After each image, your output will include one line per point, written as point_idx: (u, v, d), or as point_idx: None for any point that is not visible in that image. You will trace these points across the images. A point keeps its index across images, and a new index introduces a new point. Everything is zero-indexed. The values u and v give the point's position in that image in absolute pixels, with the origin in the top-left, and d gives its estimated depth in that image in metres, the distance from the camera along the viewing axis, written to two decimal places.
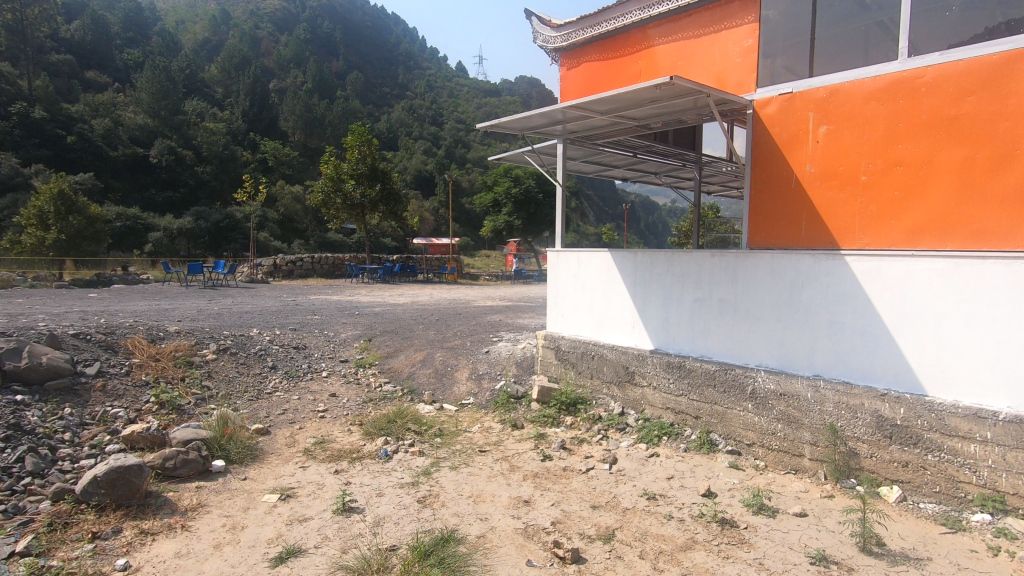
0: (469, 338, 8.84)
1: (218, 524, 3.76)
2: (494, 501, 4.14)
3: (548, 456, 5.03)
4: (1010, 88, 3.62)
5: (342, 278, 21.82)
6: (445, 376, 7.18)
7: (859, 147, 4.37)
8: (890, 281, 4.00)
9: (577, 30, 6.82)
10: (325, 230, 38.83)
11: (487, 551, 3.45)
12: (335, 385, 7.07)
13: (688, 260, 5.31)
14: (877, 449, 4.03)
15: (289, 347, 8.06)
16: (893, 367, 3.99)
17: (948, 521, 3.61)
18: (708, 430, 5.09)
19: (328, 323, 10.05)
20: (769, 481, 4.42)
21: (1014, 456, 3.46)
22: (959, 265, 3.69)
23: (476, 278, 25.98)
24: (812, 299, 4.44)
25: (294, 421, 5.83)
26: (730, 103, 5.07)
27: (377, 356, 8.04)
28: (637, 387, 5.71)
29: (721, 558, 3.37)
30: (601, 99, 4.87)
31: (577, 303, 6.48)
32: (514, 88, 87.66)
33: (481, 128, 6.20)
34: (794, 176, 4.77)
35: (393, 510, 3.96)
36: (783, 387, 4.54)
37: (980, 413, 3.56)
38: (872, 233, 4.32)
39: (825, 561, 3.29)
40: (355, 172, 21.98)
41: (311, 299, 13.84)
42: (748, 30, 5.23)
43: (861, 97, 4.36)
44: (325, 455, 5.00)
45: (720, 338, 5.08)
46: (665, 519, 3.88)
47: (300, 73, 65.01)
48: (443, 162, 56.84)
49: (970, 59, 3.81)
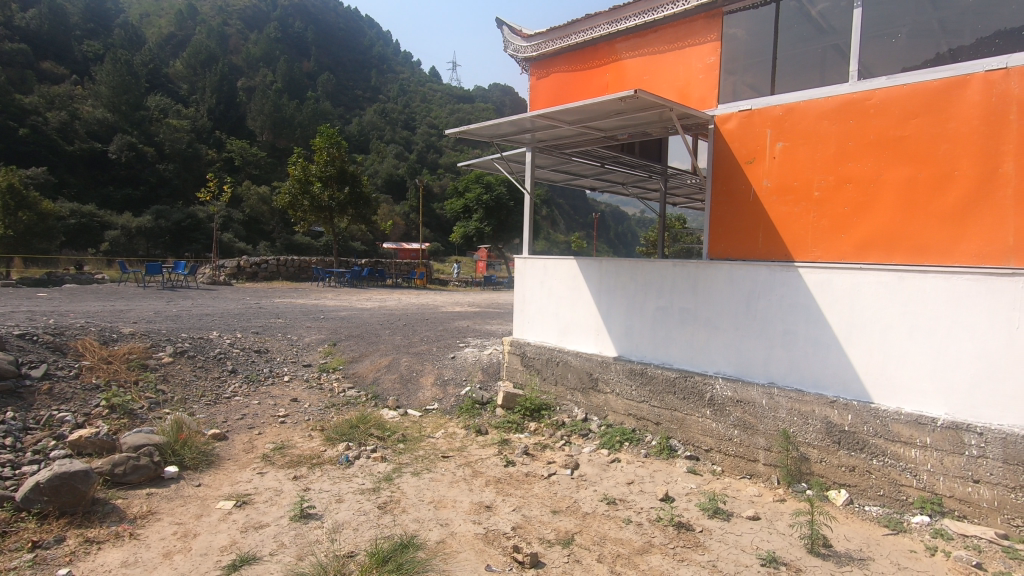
0: (436, 343, 8.81)
1: (168, 532, 3.65)
2: (455, 507, 4.13)
3: (512, 461, 5.05)
4: (951, 113, 3.86)
5: (308, 281, 21.45)
6: (410, 381, 7.14)
7: (813, 164, 4.56)
8: (840, 292, 4.19)
9: (548, 41, 6.89)
10: (292, 232, 38.10)
11: (446, 556, 3.45)
12: (297, 390, 6.95)
13: (651, 269, 5.43)
14: (826, 454, 4.19)
15: (250, 351, 7.89)
16: (841, 376, 4.18)
17: (891, 523, 3.78)
18: (668, 436, 5.20)
19: (291, 327, 9.88)
20: (725, 485, 4.54)
21: (950, 460, 3.65)
22: (903, 278, 3.89)
23: (445, 284, 25.96)
24: (767, 309, 4.60)
25: (253, 427, 5.69)
26: (693, 118, 5.22)
27: (341, 361, 7.98)
28: (600, 393, 5.79)
29: (677, 560, 3.45)
30: (569, 109, 4.96)
31: (543, 310, 6.53)
32: (487, 95, 88.21)
33: (449, 134, 6.21)
34: (752, 191, 4.94)
35: (352, 516, 3.92)
36: (739, 394, 4.68)
37: (920, 420, 3.75)
38: (823, 246, 4.50)
39: (775, 562, 3.39)
40: (323, 174, 21.70)
41: (275, 302, 13.56)
42: (710, 48, 5.40)
43: (815, 116, 4.55)
44: (284, 461, 4.91)
45: (680, 346, 5.20)
46: (623, 523, 3.94)
47: (269, 72, 63.90)
48: (416, 167, 56.70)
49: (914, 84, 4.03)
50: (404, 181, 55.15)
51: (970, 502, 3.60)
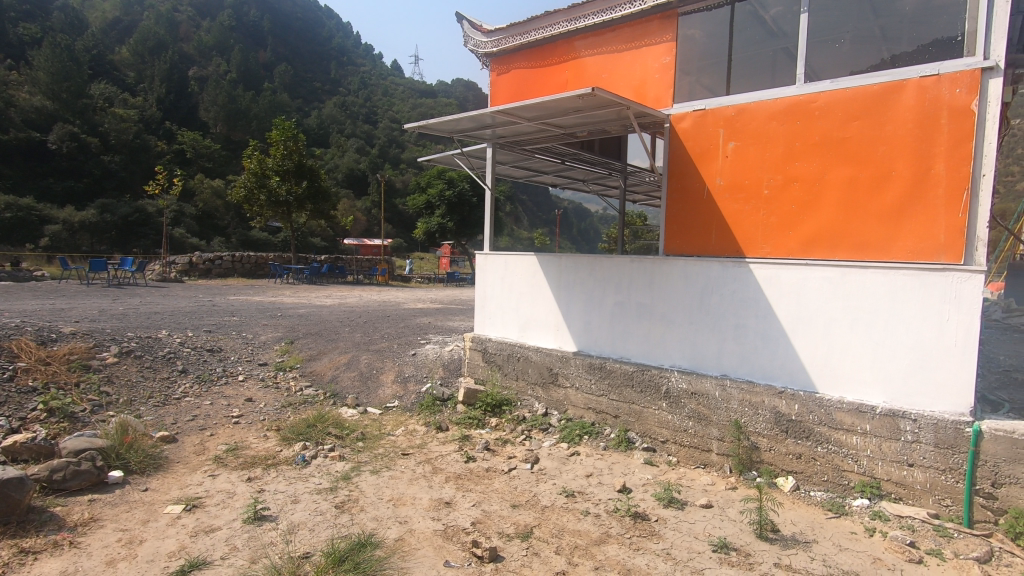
0: (397, 340, 8.71)
1: (112, 539, 3.51)
2: (415, 504, 4.11)
3: (472, 457, 5.05)
4: (889, 116, 4.06)
5: (265, 278, 20.86)
6: (370, 379, 7.03)
7: (762, 163, 4.71)
8: (788, 288, 4.36)
9: (507, 37, 6.88)
10: (248, 227, 36.89)
11: (405, 554, 3.43)
12: (252, 390, 6.75)
13: (609, 265, 5.51)
14: (775, 442, 4.36)
15: (201, 350, 7.63)
16: (789, 367, 4.36)
17: (834, 507, 3.95)
18: (626, 428, 5.30)
19: (246, 325, 9.59)
20: (680, 475, 4.66)
21: (888, 446, 3.85)
22: (846, 273, 4.08)
23: (408, 280, 25.67)
24: (720, 303, 4.75)
25: (205, 428, 5.51)
26: (649, 117, 5.32)
27: (298, 359, 7.81)
28: (560, 388, 5.85)
29: (632, 550, 3.53)
30: (528, 106, 4.97)
31: (503, 306, 6.54)
32: (450, 90, 87.59)
33: (409, 128, 6.14)
34: (706, 189, 5.06)
35: (308, 516, 3.85)
36: (694, 386, 4.81)
37: (861, 408, 3.95)
38: (772, 242, 4.65)
39: (726, 548, 3.51)
40: (280, 168, 21.07)
41: (230, 300, 13.10)
42: (666, 48, 5.51)
43: (765, 117, 4.70)
44: (238, 462, 4.77)
45: (637, 341, 5.31)
46: (581, 515, 4.00)
47: (223, 61, 61.60)
48: (377, 162, 55.81)
49: (856, 87, 4.22)
50: (365, 177, 54.23)
51: (906, 484, 3.81)
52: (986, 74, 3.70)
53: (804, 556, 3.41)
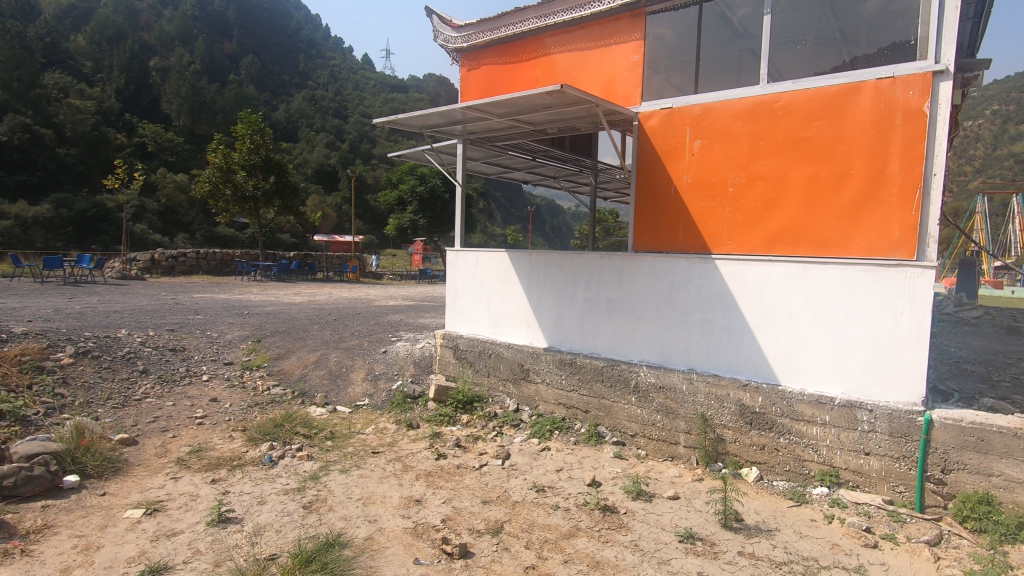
0: (367, 338, 8.61)
1: (68, 546, 3.38)
2: (384, 502, 4.08)
3: (443, 454, 5.03)
4: (847, 117, 4.19)
5: (231, 275, 20.36)
6: (339, 377, 6.94)
7: (727, 162, 4.81)
8: (752, 283, 4.47)
9: (477, 32, 6.84)
10: (213, 223, 35.91)
11: (374, 552, 3.40)
12: (217, 390, 6.59)
13: (579, 262, 5.55)
14: (739, 434, 4.47)
15: (164, 349, 7.42)
16: (753, 360, 4.47)
17: (795, 495, 4.07)
18: (596, 423, 5.36)
19: (211, 324, 9.34)
20: (649, 468, 4.73)
21: (846, 435, 3.98)
22: (807, 269, 4.21)
23: (380, 277, 25.40)
24: (687, 299, 4.84)
25: (167, 430, 5.35)
26: (618, 114, 5.36)
27: (266, 358, 7.65)
28: (531, 383, 5.88)
29: (601, 542, 3.57)
30: (498, 102, 4.96)
31: (474, 302, 6.54)
32: (421, 85, 86.69)
33: (378, 123, 6.06)
34: (673, 186, 5.15)
35: (274, 517, 3.79)
36: (662, 380, 4.89)
37: (821, 400, 4.08)
38: (737, 238, 4.75)
39: (692, 538, 3.58)
40: (247, 162, 20.55)
41: (193, 298, 12.70)
42: (634, 46, 5.56)
43: (729, 116, 4.80)
44: (202, 464, 4.66)
45: (606, 336, 5.37)
46: (551, 509, 4.03)
47: (186, 52, 59.66)
48: (348, 157, 54.99)
49: (816, 88, 4.34)
50: (336, 172, 53.37)
51: (862, 472, 3.95)
52: (937, 78, 3.85)
53: (766, 544, 3.51)
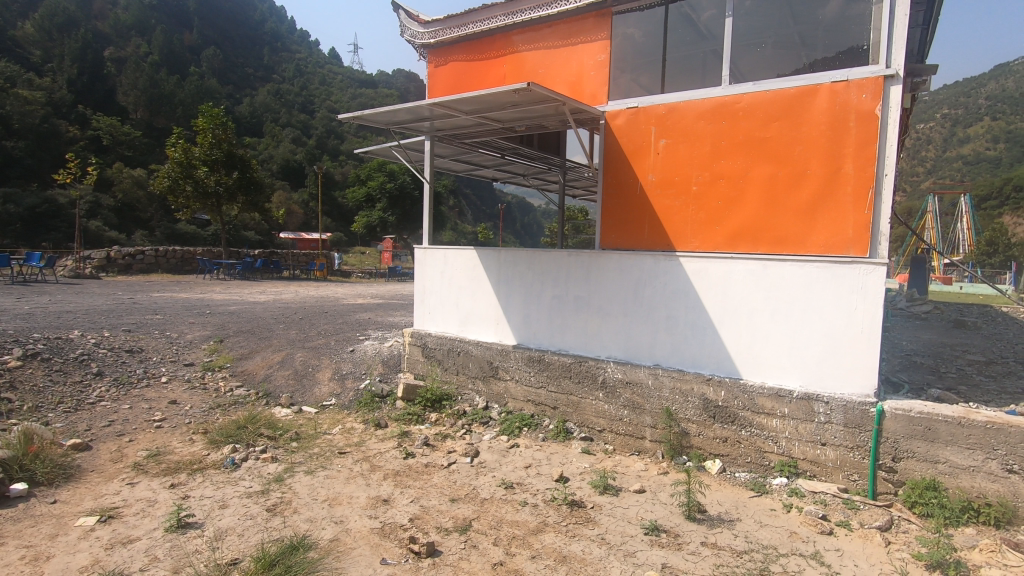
0: (334, 337, 8.47)
1: (14, 557, 3.23)
2: (351, 503, 4.03)
3: (411, 453, 5.00)
4: (804, 119, 4.32)
5: (193, 273, 19.75)
6: (305, 377, 6.81)
7: (691, 161, 4.90)
8: (715, 280, 4.58)
9: (445, 29, 6.79)
10: (174, 220, 34.76)
11: (340, 554, 3.36)
12: (176, 392, 6.39)
13: (547, 259, 5.58)
14: (703, 428, 4.57)
15: (120, 351, 7.16)
16: (716, 355, 4.57)
17: (756, 486, 4.19)
18: (564, 419, 5.40)
19: (171, 324, 9.05)
20: (616, 462, 4.80)
21: (804, 427, 4.12)
22: (767, 266, 4.33)
23: (348, 275, 25.02)
24: (652, 296, 4.92)
25: (123, 434, 5.17)
26: (585, 113, 5.41)
27: (228, 358, 7.46)
28: (500, 381, 5.89)
29: (569, 537, 3.61)
30: (465, 99, 4.94)
31: (443, 300, 6.51)
32: (390, 80, 85.59)
33: (343, 119, 5.96)
34: (639, 184, 5.22)
35: (237, 521, 3.70)
36: (628, 376, 4.96)
37: (780, 393, 4.20)
38: (701, 236, 4.86)
39: (657, 530, 3.65)
40: (208, 157, 19.93)
41: (152, 297, 12.26)
42: (601, 46, 5.61)
43: (693, 116, 4.89)
44: (160, 468, 4.51)
45: (574, 333, 5.41)
46: (519, 506, 4.05)
47: (143, 42, 57.47)
48: (315, 153, 53.93)
49: (776, 90, 4.46)
50: (303, 168, 52.29)
51: (819, 462, 4.09)
52: (888, 82, 4.01)
53: (728, 534, 3.61)
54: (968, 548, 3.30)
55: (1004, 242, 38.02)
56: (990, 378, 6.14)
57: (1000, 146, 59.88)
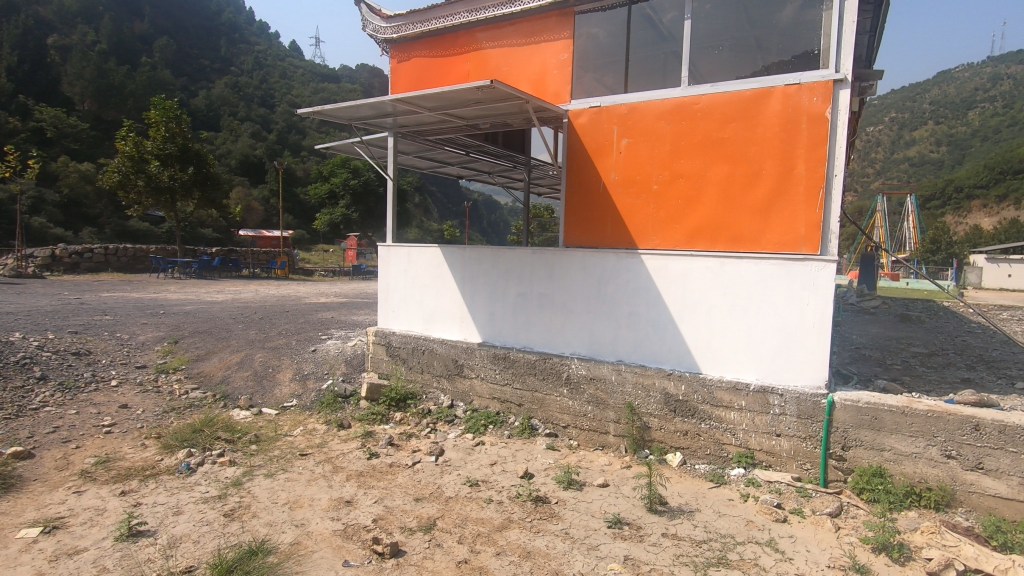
0: (296, 337, 8.29)
1: None
2: (313, 505, 3.96)
3: (375, 453, 4.94)
4: (759, 119, 4.46)
5: (145, 272, 18.98)
6: (265, 378, 6.64)
7: (651, 160, 4.99)
8: (675, 277, 4.68)
9: (408, 24, 6.72)
10: (125, 217, 33.31)
11: (301, 557, 3.30)
12: (127, 395, 6.14)
13: (511, 257, 5.59)
14: (664, 421, 4.67)
15: (65, 354, 6.82)
16: (676, 351, 4.68)
17: (715, 477, 4.30)
18: (529, 416, 5.42)
19: (121, 325, 8.67)
20: (580, 457, 4.85)
21: (760, 419, 4.25)
22: (725, 263, 4.45)
23: (311, 274, 24.50)
24: (615, 292, 4.99)
25: (69, 441, 4.93)
26: (548, 111, 5.44)
27: (184, 360, 7.21)
28: (465, 379, 5.88)
29: (533, 532, 3.63)
30: (428, 95, 4.89)
31: (407, 298, 6.45)
32: (354, 76, 84.10)
33: (303, 113, 5.83)
34: (601, 183, 5.28)
35: (192, 528, 3.59)
36: (592, 372, 5.02)
37: (738, 386, 4.33)
38: (661, 234, 4.95)
39: (620, 523, 3.71)
40: (161, 151, 19.16)
41: (101, 297, 11.71)
42: (563, 45, 5.65)
43: (653, 116, 4.98)
44: (110, 475, 4.34)
45: (538, 330, 5.44)
46: (484, 503, 4.06)
47: (90, 30, 54.79)
48: (275, 148, 52.55)
49: (732, 92, 4.58)
50: (263, 164, 50.88)
51: (774, 453, 4.24)
52: (837, 85, 4.18)
53: (687, 524, 3.70)
54: (911, 531, 3.47)
55: (947, 241, 40.01)
56: (932, 369, 6.47)
57: (942, 149, 63.06)
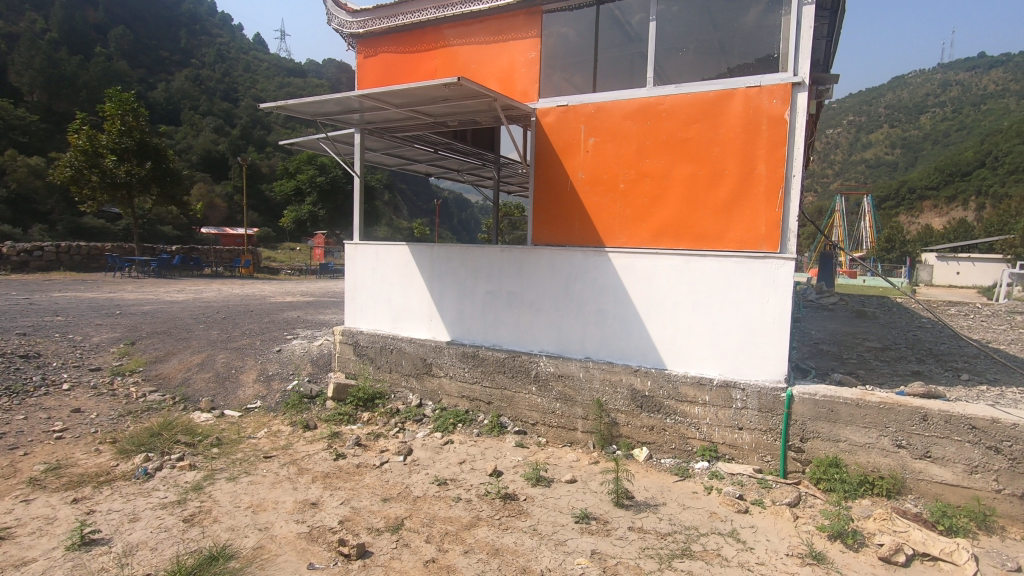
0: (260, 337, 8.10)
1: None
2: (277, 509, 3.88)
3: (341, 454, 4.87)
4: (721, 120, 4.56)
5: (101, 271, 18.25)
6: (228, 379, 6.47)
7: (618, 159, 5.05)
8: (641, 274, 4.75)
9: (374, 19, 6.61)
10: (78, 214, 31.94)
11: (264, 562, 3.23)
12: (80, 399, 5.90)
13: (480, 255, 5.59)
14: (631, 417, 4.74)
15: (12, 357, 6.51)
16: (642, 347, 4.75)
17: (680, 471, 4.39)
18: (498, 414, 5.43)
19: (73, 326, 8.33)
20: (548, 454, 4.89)
21: (723, 413, 4.36)
22: (690, 261, 4.54)
23: (277, 272, 23.99)
24: (583, 290, 5.04)
25: (16, 448, 4.71)
26: (517, 110, 5.44)
27: (141, 362, 6.97)
28: (434, 378, 5.84)
29: (501, 530, 3.64)
30: (394, 92, 4.83)
31: (374, 296, 6.37)
32: (321, 71, 82.61)
33: (266, 108, 5.69)
34: (569, 181, 5.32)
35: (149, 535, 3.47)
36: (560, 369, 5.06)
37: (702, 381, 4.43)
38: (627, 232, 5.02)
39: (587, 518, 3.76)
40: (117, 145, 18.41)
41: (51, 297, 11.22)
42: (531, 43, 5.66)
43: (619, 116, 5.04)
44: (61, 482, 4.16)
45: (507, 328, 5.45)
46: (452, 502, 4.04)
47: (39, 17, 52.25)
48: (239, 143, 51.18)
49: (695, 93, 4.67)
50: (226, 160, 49.51)
51: (737, 445, 4.35)
52: (795, 89, 4.31)
53: (653, 518, 3.76)
54: (864, 518, 3.61)
55: (900, 239, 41.69)
56: (885, 362, 6.75)
57: (897, 152, 65.63)
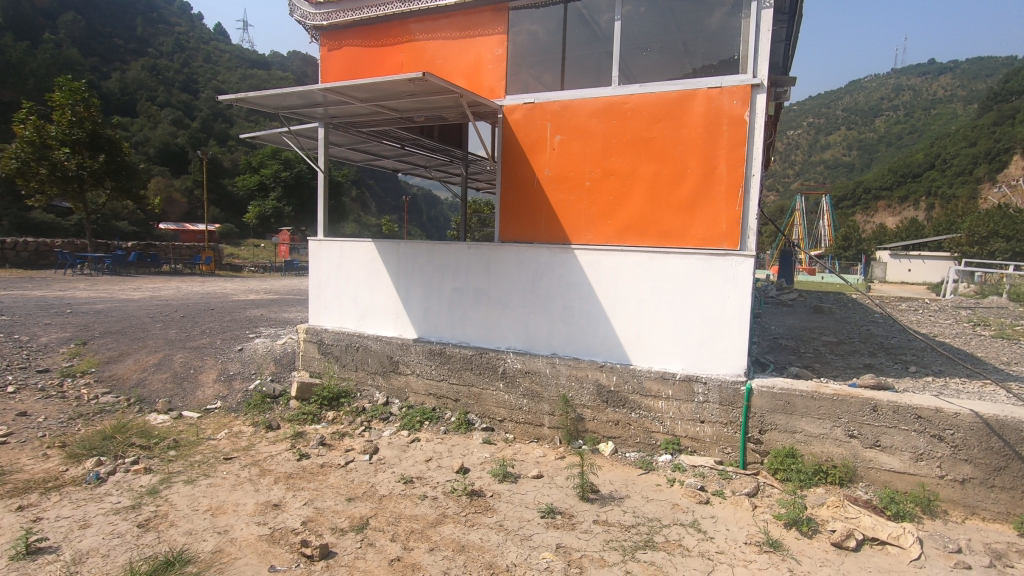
0: (221, 335, 7.88)
1: None
2: (237, 511, 3.79)
3: (305, 454, 4.78)
4: (684, 120, 4.65)
5: (50, 268, 17.41)
6: (186, 380, 6.27)
7: (584, 157, 5.09)
8: (607, 271, 4.80)
9: (338, 11, 6.49)
10: (26, 208, 30.41)
11: (223, 566, 3.15)
12: (27, 402, 5.62)
13: (446, 252, 5.56)
14: (597, 412, 4.80)
15: None
16: (608, 343, 4.82)
17: (644, 464, 4.47)
18: (466, 411, 5.42)
19: (18, 326, 7.93)
20: (515, 450, 4.90)
21: (685, 406, 4.45)
22: (654, 259, 4.61)
23: (240, 270, 23.36)
24: (549, 286, 5.07)
25: None
26: (483, 106, 5.43)
27: (93, 363, 6.69)
28: (400, 375, 5.79)
29: (467, 527, 3.64)
30: (358, 86, 4.76)
31: (340, 294, 6.27)
32: (286, 64, 80.74)
33: (225, 100, 5.53)
34: (536, 179, 5.34)
35: (100, 542, 3.34)
36: (527, 365, 5.08)
37: (665, 376, 4.51)
38: (594, 229, 5.06)
39: (552, 513, 3.79)
40: (68, 137, 17.56)
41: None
42: (498, 40, 5.65)
43: (585, 114, 5.08)
44: (4, 489, 3.96)
45: (474, 325, 5.45)
46: (418, 500, 4.02)
47: None
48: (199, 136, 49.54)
49: (659, 93, 4.74)
50: (185, 153, 47.89)
51: (699, 438, 4.44)
52: (754, 90, 4.42)
53: (617, 510, 3.82)
54: (817, 506, 3.75)
55: (857, 238, 43.24)
56: (839, 356, 7.01)
57: (853, 153, 68.02)
